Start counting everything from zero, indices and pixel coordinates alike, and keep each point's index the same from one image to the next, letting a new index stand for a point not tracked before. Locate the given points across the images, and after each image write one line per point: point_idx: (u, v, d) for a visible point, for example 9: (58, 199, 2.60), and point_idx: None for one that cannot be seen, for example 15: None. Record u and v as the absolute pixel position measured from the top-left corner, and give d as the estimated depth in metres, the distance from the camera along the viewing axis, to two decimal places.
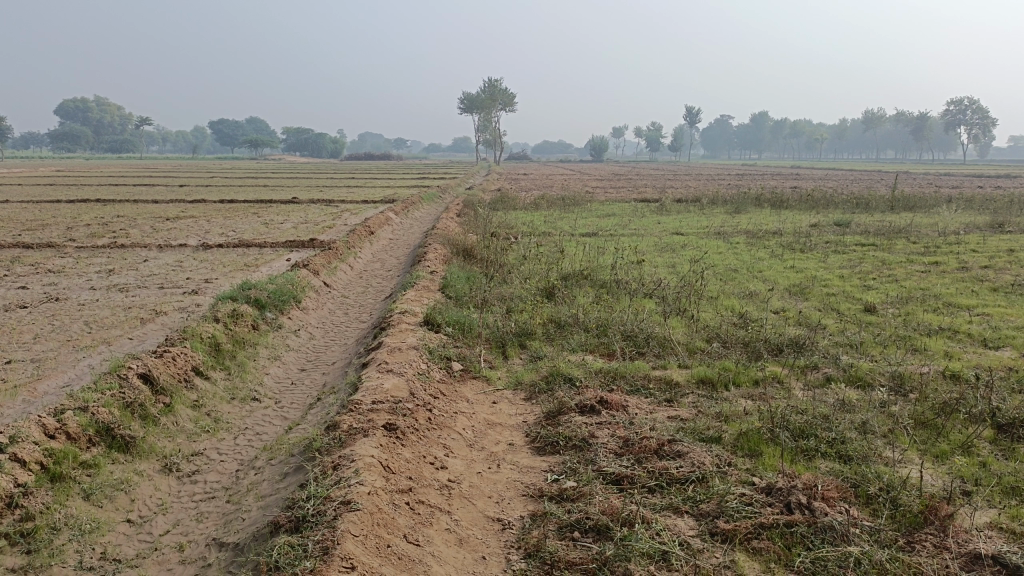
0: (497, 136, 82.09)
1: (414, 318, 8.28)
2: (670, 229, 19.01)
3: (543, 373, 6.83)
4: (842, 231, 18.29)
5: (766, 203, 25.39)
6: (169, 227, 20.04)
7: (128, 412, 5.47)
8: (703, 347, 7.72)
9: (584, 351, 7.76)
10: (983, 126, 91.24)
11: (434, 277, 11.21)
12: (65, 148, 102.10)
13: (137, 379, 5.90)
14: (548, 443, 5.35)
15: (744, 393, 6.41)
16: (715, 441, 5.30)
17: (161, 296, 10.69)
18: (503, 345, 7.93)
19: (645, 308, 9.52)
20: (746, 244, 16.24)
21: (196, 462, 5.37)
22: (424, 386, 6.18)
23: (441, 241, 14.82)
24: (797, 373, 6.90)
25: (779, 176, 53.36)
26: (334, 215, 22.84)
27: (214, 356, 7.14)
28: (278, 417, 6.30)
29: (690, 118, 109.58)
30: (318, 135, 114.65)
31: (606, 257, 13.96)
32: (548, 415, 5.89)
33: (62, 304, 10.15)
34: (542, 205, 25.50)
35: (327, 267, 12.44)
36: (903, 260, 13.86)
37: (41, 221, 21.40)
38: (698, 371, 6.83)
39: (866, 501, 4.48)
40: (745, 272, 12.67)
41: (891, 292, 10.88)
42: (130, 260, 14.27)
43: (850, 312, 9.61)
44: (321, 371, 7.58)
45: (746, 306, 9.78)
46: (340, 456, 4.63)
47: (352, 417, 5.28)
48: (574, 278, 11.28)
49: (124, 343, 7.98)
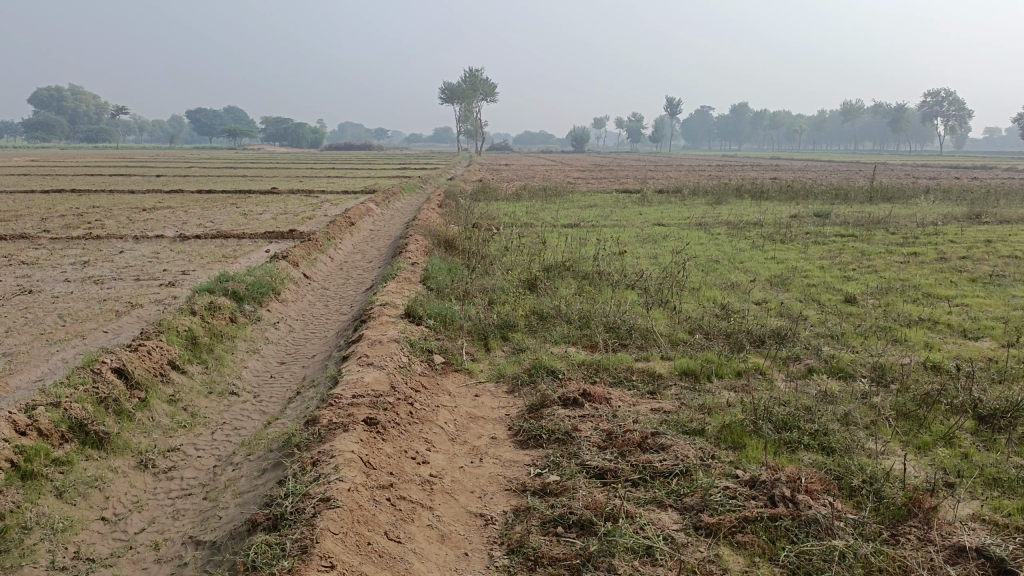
0: (478, 126, 81.74)
1: (395, 310, 8.20)
2: (652, 220, 19.00)
3: (526, 365, 6.78)
4: (822, 222, 18.38)
5: (747, 194, 25.47)
6: (145, 218, 19.74)
7: (102, 408, 5.35)
8: (686, 339, 7.70)
9: (566, 343, 7.72)
10: (960, 118, 92.18)
11: (416, 269, 11.11)
12: (39, 137, 100.41)
13: (112, 373, 5.77)
14: (531, 437, 5.31)
15: (727, 384, 6.40)
16: (698, 433, 5.28)
17: (137, 288, 10.51)
18: (485, 337, 7.87)
19: (628, 299, 9.49)
20: (727, 235, 16.26)
21: (172, 458, 5.28)
22: (405, 380, 6.11)
23: (422, 232, 14.71)
24: (780, 364, 6.90)
25: (760, 167, 53.60)
26: (314, 205, 22.61)
27: (191, 349, 7.01)
28: (257, 412, 6.20)
29: (671, 108, 109.74)
30: (297, 126, 113.63)
31: (588, 248, 13.93)
32: (530, 408, 5.84)
33: (35, 296, 9.94)
34: (524, 196, 25.42)
35: (306, 259, 12.29)
36: (883, 251, 13.95)
37: (14, 212, 20.99)
38: (681, 362, 6.82)
39: (849, 494, 4.48)
40: (727, 263, 12.68)
41: (871, 283, 10.95)
42: (105, 252, 14.02)
43: (831, 302, 9.65)
44: (301, 365, 7.48)
45: (728, 297, 9.78)
46: (319, 452, 4.55)
47: (331, 412, 5.20)
48: (556, 270, 11.23)
49: (99, 336, 7.82)
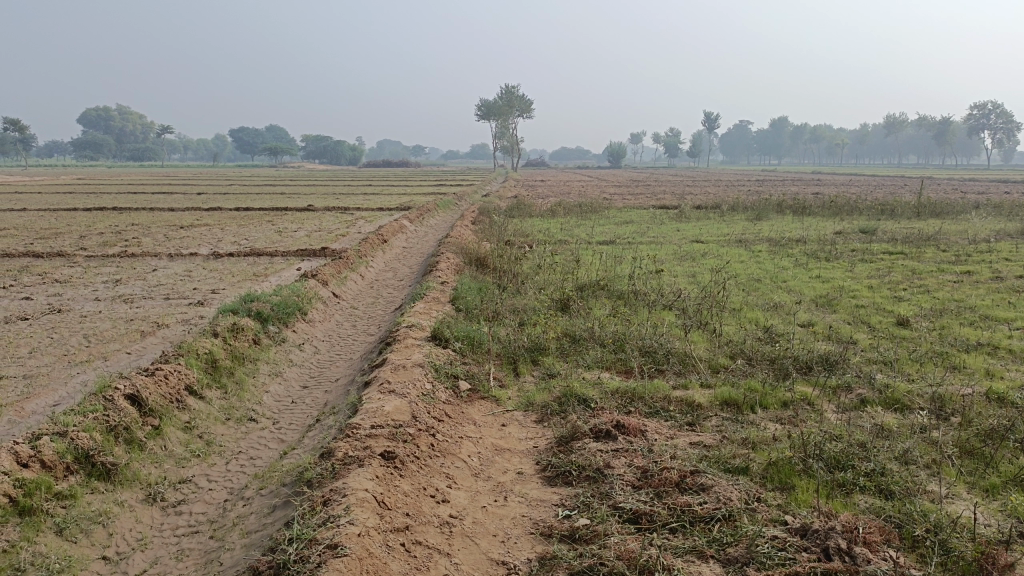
0: (514, 143, 81.87)
1: (421, 333, 7.91)
2: (690, 237, 18.55)
3: (556, 393, 6.43)
4: (868, 239, 17.74)
5: (788, 210, 24.84)
6: (182, 235, 19.86)
7: (111, 437, 5.12)
8: (726, 365, 7.28)
9: (600, 368, 7.35)
10: (1008, 131, 89.72)
11: (445, 289, 10.83)
12: (88, 156, 103.20)
13: (124, 400, 5.55)
14: (560, 474, 4.95)
15: (772, 416, 5.97)
16: (742, 471, 4.87)
17: (166, 307, 10.40)
18: (514, 361, 7.54)
19: (665, 321, 9.09)
20: (768, 252, 15.75)
21: (182, 490, 5.03)
22: (428, 409, 5.80)
23: (455, 249, 14.47)
24: (829, 394, 6.44)
25: (799, 181, 52.75)
26: (349, 222, 22.61)
27: (211, 373, 6.79)
28: (274, 440, 5.94)
29: (709, 123, 108.55)
30: (336, 142, 114.97)
31: (624, 266, 13.55)
32: (560, 440, 5.48)
33: (64, 315, 9.87)
34: (559, 212, 25.10)
35: (336, 277, 12.11)
36: (934, 269, 13.33)
37: (54, 229, 21.28)
38: (722, 391, 6.40)
39: (911, 546, 4.04)
40: (769, 282, 12.20)
41: (923, 304, 10.39)
42: (139, 270, 14.02)
43: (882, 325, 9.14)
44: (323, 389, 7.22)
45: (771, 319, 9.32)
46: (332, 490, 4.25)
47: (348, 444, 4.90)
48: (590, 289, 10.88)
49: (121, 358, 7.66)
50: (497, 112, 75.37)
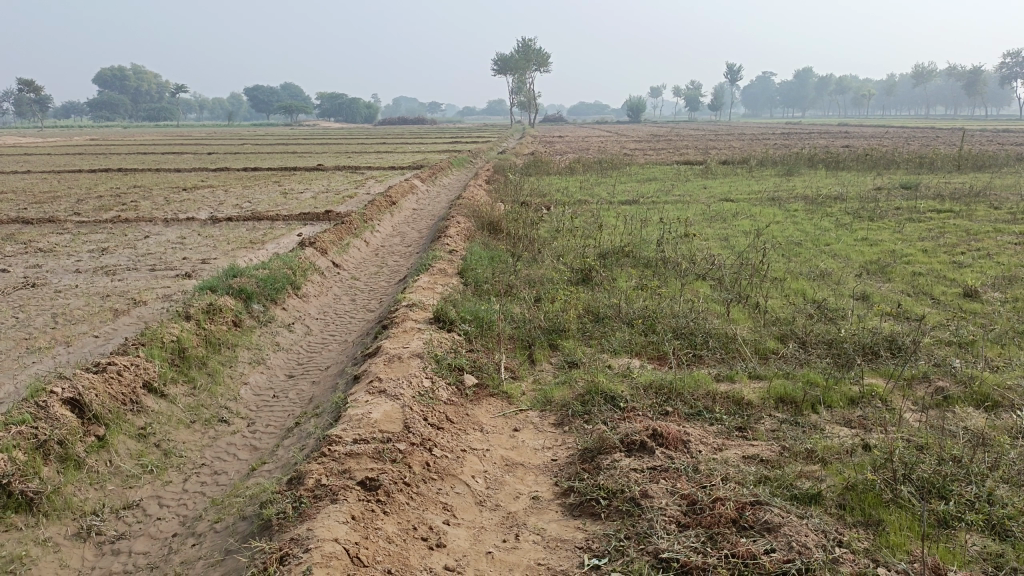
0: (531, 99, 79.84)
1: (423, 314, 6.93)
2: (718, 195, 17.33)
3: (578, 389, 5.44)
4: (912, 196, 16.43)
5: (820, 164, 23.47)
6: (183, 198, 18.92)
7: (39, 456, 4.22)
8: (776, 349, 6.27)
9: (629, 354, 6.34)
10: None
11: (454, 257, 9.84)
12: (103, 116, 102.33)
13: (61, 407, 4.64)
14: (585, 502, 3.98)
15: (840, 419, 4.98)
16: (812, 499, 3.91)
17: (150, 280, 9.49)
18: (529, 346, 6.57)
19: (701, 295, 8.06)
20: (804, 211, 14.59)
21: (127, 520, 4.15)
22: (425, 414, 4.85)
23: (465, 211, 13.42)
24: (903, 390, 5.44)
25: (827, 134, 50.55)
26: (358, 182, 21.65)
27: (178, 365, 5.86)
28: (247, 448, 5.04)
29: (730, 75, 105.22)
30: (351, 101, 113.35)
31: (650, 228, 12.47)
32: (584, 455, 4.50)
33: (36, 291, 8.98)
34: (578, 170, 23.94)
35: (337, 245, 11.12)
36: (990, 230, 12.13)
37: (54, 193, 20.48)
38: (776, 386, 5.39)
39: None
40: (811, 246, 11.08)
41: (988, 271, 9.25)
42: (130, 237, 13.12)
43: (946, 297, 8.04)
44: (311, 380, 6.29)
45: (819, 290, 8.24)
46: (294, 539, 3.34)
47: (322, 468, 3.98)
48: (614, 257, 9.86)
49: (85, 343, 6.77)
50: (513, 67, 73.46)
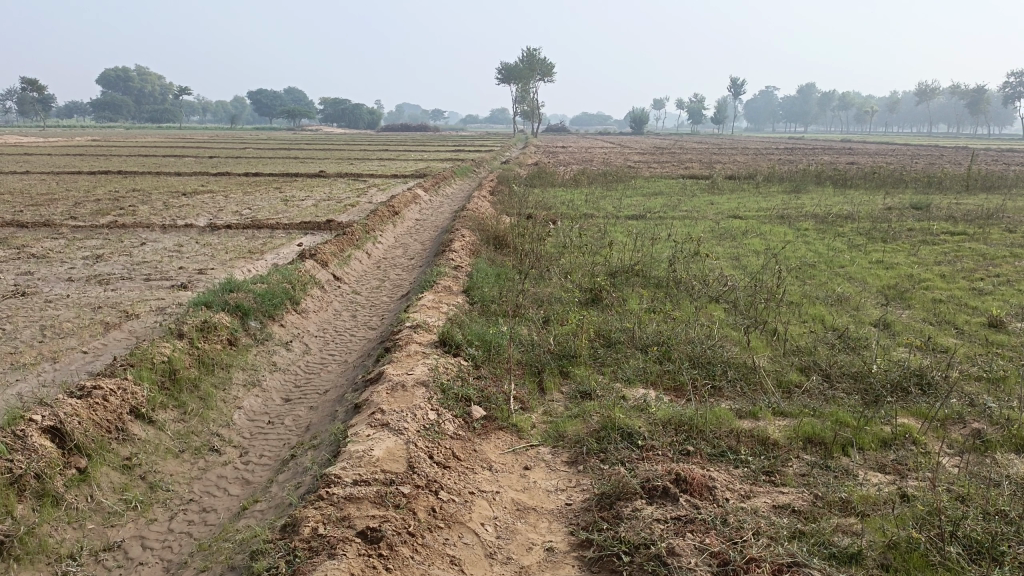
0: (534, 108, 79.68)
1: (427, 337, 6.61)
2: (726, 212, 17.03)
3: (593, 423, 5.11)
4: (924, 216, 16.14)
5: (828, 181, 23.19)
6: (182, 203, 18.62)
7: (13, 492, 3.90)
8: (799, 383, 5.96)
9: (644, 384, 6.03)
10: None
11: (459, 274, 9.54)
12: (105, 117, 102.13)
13: (39, 437, 4.32)
14: (605, 558, 3.65)
15: (873, 463, 4.66)
16: (852, 559, 3.59)
17: (144, 291, 9.16)
18: (539, 373, 6.25)
19: (715, 319, 7.76)
20: (815, 231, 14.30)
21: (105, 565, 3.81)
22: (431, 451, 4.52)
23: (469, 224, 13.12)
24: (936, 432, 5.11)
25: (832, 149, 50.32)
26: (361, 190, 21.32)
27: (169, 388, 5.53)
28: (239, 482, 4.71)
29: (733, 90, 105.21)
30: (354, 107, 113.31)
31: (659, 245, 12.17)
32: (601, 501, 4.17)
33: (25, 300, 8.65)
34: (582, 181, 23.66)
35: (338, 257, 10.80)
36: (1007, 254, 11.84)
37: (51, 195, 20.14)
38: (804, 425, 5.07)
39: None
40: (825, 268, 10.77)
41: (1010, 298, 8.95)
42: (126, 243, 12.80)
43: (970, 327, 7.72)
44: (309, 405, 5.97)
45: (838, 317, 7.93)
46: None
47: (319, 515, 3.65)
48: (623, 276, 9.55)
49: (73, 360, 6.43)
50: (518, 77, 73.31)
